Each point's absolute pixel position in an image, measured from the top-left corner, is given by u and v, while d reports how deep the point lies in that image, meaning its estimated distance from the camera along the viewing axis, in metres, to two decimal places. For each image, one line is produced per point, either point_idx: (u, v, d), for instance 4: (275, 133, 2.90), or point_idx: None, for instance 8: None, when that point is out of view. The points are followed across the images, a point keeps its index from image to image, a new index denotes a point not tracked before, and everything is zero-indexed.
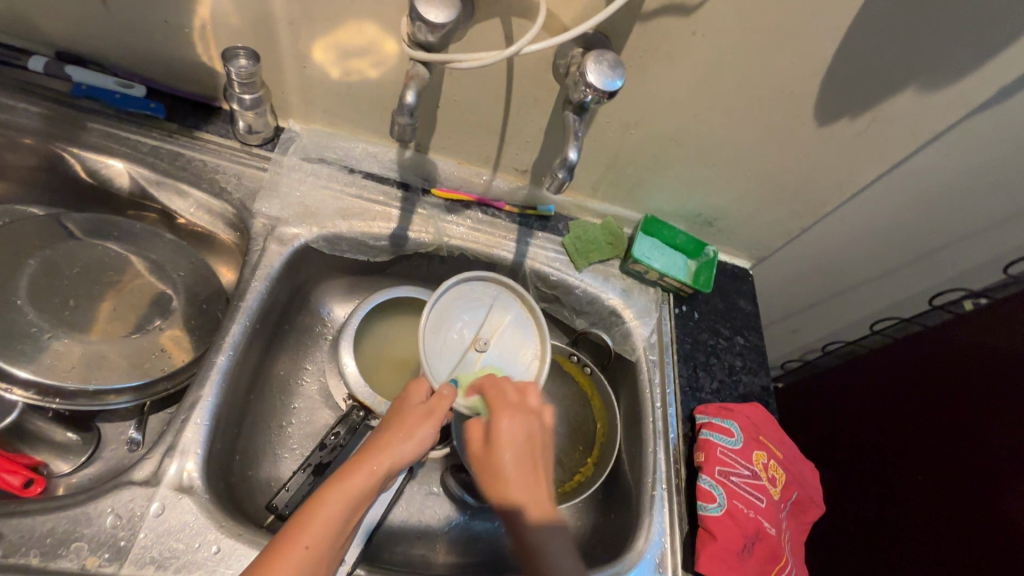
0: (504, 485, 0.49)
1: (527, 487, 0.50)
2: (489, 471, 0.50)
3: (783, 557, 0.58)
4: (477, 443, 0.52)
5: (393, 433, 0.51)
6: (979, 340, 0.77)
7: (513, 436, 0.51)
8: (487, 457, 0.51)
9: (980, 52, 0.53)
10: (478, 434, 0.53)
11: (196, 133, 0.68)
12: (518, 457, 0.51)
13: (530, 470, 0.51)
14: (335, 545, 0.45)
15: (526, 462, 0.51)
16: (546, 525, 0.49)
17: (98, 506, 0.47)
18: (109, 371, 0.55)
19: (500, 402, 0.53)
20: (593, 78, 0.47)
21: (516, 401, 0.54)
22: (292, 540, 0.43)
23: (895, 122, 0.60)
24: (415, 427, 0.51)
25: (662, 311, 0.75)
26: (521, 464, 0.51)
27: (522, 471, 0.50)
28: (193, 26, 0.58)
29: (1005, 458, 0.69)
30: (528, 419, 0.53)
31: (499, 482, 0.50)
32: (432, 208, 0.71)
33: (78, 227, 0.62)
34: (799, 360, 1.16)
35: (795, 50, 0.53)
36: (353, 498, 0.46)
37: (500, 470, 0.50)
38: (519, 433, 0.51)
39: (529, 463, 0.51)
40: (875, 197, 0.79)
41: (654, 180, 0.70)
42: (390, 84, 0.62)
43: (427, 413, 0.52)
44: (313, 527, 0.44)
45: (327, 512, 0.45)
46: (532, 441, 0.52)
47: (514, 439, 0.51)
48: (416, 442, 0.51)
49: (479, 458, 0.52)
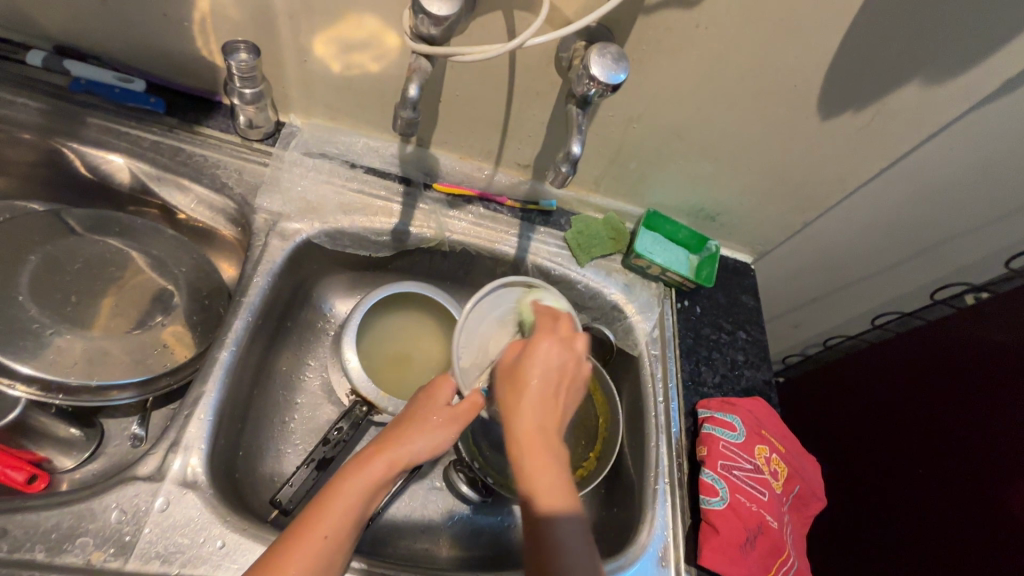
0: (524, 408, 0.48)
1: (545, 417, 0.48)
2: (514, 383, 0.50)
3: (785, 550, 0.58)
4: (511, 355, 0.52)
5: (415, 428, 0.50)
6: (982, 334, 0.77)
7: (548, 358, 0.51)
8: (513, 371, 0.50)
9: (984, 45, 0.52)
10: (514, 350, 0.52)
11: (197, 127, 0.67)
12: (542, 390, 0.49)
13: (547, 403, 0.49)
14: (351, 536, 0.45)
15: (550, 390, 0.50)
16: (551, 470, 0.47)
17: (102, 501, 0.47)
18: (111, 366, 0.55)
19: (544, 329, 0.54)
20: (597, 71, 0.47)
21: (565, 335, 0.54)
22: (310, 532, 0.43)
23: (898, 115, 0.60)
24: (435, 426, 0.51)
25: (664, 306, 0.74)
26: (547, 391, 0.50)
27: (545, 398, 0.49)
28: (192, 19, 0.58)
29: (1007, 451, 0.69)
30: (569, 350, 0.52)
31: (518, 396, 0.49)
32: (433, 203, 0.71)
33: (79, 222, 0.62)
34: (799, 355, 1.17)
35: (798, 43, 0.53)
36: (370, 491, 0.46)
37: (523, 387, 0.49)
38: (558, 357, 0.51)
39: (555, 390, 0.50)
40: (878, 192, 0.78)
41: (656, 174, 0.70)
42: (391, 79, 0.62)
43: (450, 415, 0.52)
44: (332, 517, 0.44)
45: (346, 501, 0.45)
46: (564, 371, 0.51)
47: (546, 364, 0.50)
48: (435, 439, 0.50)
49: (503, 374, 0.51)
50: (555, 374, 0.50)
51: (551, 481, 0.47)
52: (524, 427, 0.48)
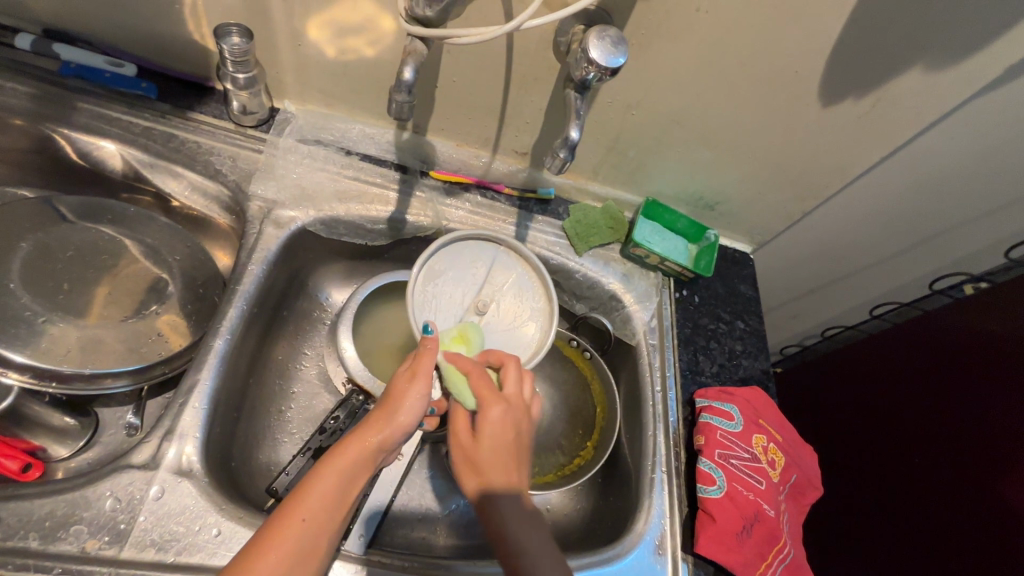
0: (483, 484, 0.47)
1: (508, 481, 0.47)
2: (470, 462, 0.48)
3: (781, 539, 0.59)
4: (462, 436, 0.49)
5: (387, 403, 0.50)
6: (981, 324, 0.77)
7: (500, 423, 0.48)
8: (468, 452, 0.48)
9: (989, 31, 0.52)
10: (464, 427, 0.50)
11: (189, 113, 0.66)
12: (499, 447, 0.48)
13: (510, 467, 0.48)
14: (334, 517, 0.45)
15: (507, 459, 0.48)
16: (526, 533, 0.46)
17: (97, 490, 0.47)
18: (104, 355, 0.55)
19: (485, 393, 0.49)
20: (596, 54, 0.46)
21: (512, 391, 0.51)
22: (289, 516, 0.43)
23: (901, 102, 0.59)
24: (405, 393, 0.50)
25: (662, 295, 0.74)
26: (505, 459, 0.48)
27: (504, 467, 0.48)
28: (183, 2, 0.57)
29: (1005, 441, 0.69)
30: (515, 410, 0.50)
31: (482, 475, 0.47)
32: (430, 191, 0.70)
33: (71, 210, 0.61)
34: (797, 345, 1.17)
35: (801, 28, 0.52)
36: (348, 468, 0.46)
37: (482, 464, 0.47)
38: (506, 426, 0.48)
39: (514, 459, 0.48)
40: (879, 181, 0.78)
41: (656, 162, 0.70)
42: (386, 63, 0.61)
43: (414, 376, 0.51)
44: (309, 500, 0.44)
45: (323, 484, 0.45)
46: (517, 437, 0.49)
47: (497, 436, 0.48)
48: (408, 413, 0.49)
49: (460, 455, 0.49)
50: (507, 431, 0.49)
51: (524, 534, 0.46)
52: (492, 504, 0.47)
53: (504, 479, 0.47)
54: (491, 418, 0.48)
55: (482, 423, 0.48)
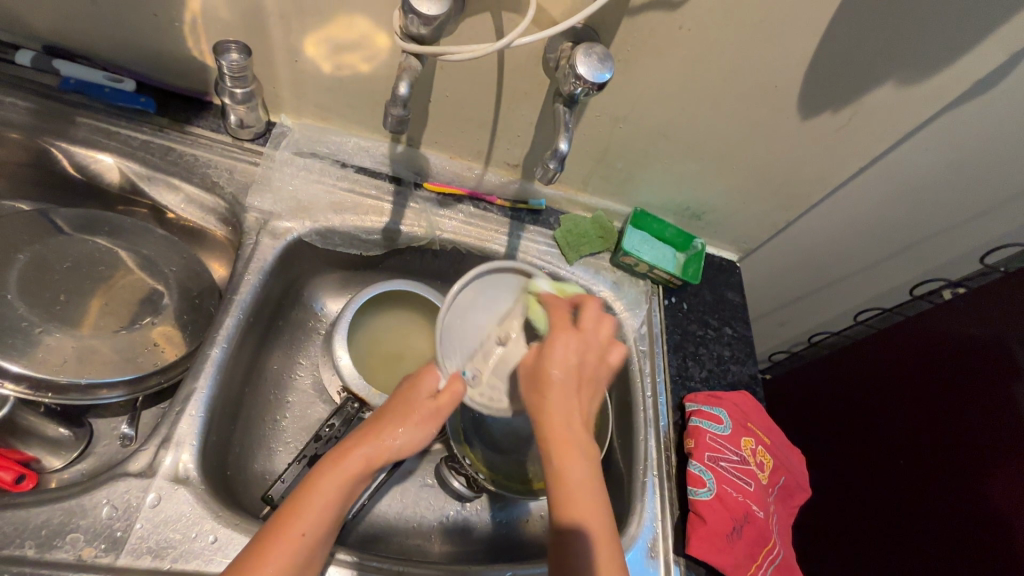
0: (542, 402, 0.51)
1: (565, 402, 0.50)
2: (535, 384, 0.52)
3: (771, 539, 0.60)
4: (529, 361, 0.54)
5: (396, 420, 0.50)
6: (960, 329, 0.79)
7: (566, 350, 0.53)
8: (536, 371, 0.53)
9: (954, 48, 0.55)
10: (534, 351, 0.54)
11: (187, 127, 0.67)
12: (565, 375, 0.52)
13: (574, 394, 0.51)
14: (329, 532, 0.45)
15: (569, 383, 0.52)
16: (577, 461, 0.48)
17: (94, 497, 0.47)
18: (99, 365, 0.55)
19: (560, 325, 0.55)
20: (583, 70, 0.48)
21: (590, 331, 0.55)
22: (288, 529, 0.43)
23: (874, 116, 0.62)
24: (411, 416, 0.50)
25: (652, 303, 0.76)
26: (566, 386, 0.52)
27: (564, 388, 0.51)
28: (184, 20, 0.58)
29: (987, 443, 0.71)
30: (584, 341, 0.54)
31: (542, 396, 0.51)
32: (424, 202, 0.72)
33: (67, 222, 0.62)
34: (785, 352, 1.19)
35: (777, 46, 0.55)
36: (345, 487, 0.47)
37: (544, 380, 0.51)
38: (571, 356, 0.53)
39: (574, 384, 0.52)
40: (858, 191, 0.80)
41: (643, 174, 0.72)
42: (381, 79, 0.62)
43: (433, 407, 0.51)
44: (308, 514, 0.44)
45: (323, 497, 0.45)
46: (580, 367, 0.53)
47: (565, 359, 0.53)
48: (414, 436, 0.50)
49: (527, 374, 0.53)
50: (575, 358, 0.53)
51: (576, 466, 0.48)
52: (549, 423, 0.50)
53: (568, 408, 0.51)
54: (562, 342, 0.53)
55: (550, 351, 0.53)
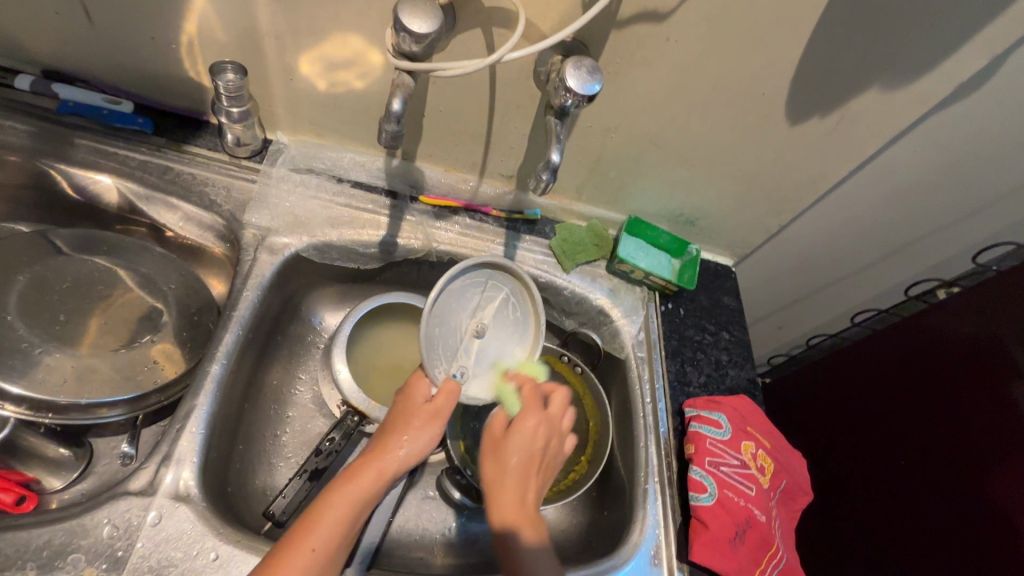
0: (499, 470, 0.51)
1: (523, 478, 0.51)
2: (496, 457, 0.52)
3: (774, 544, 0.60)
4: (495, 428, 0.55)
5: (401, 431, 0.51)
6: (956, 328, 0.80)
7: (535, 432, 0.54)
8: (499, 444, 0.53)
9: (937, 52, 0.56)
10: (500, 422, 0.55)
11: (185, 146, 0.68)
12: (526, 457, 0.52)
13: (531, 474, 0.52)
14: (341, 547, 0.45)
15: (530, 457, 0.52)
16: (529, 533, 0.49)
17: (94, 517, 0.47)
18: (99, 384, 0.55)
19: (530, 404, 0.56)
20: (573, 82, 0.49)
21: (555, 414, 0.57)
22: (298, 546, 0.43)
23: (862, 120, 0.63)
24: (414, 426, 0.51)
25: (649, 309, 0.76)
26: (526, 458, 0.52)
27: (523, 463, 0.52)
28: (180, 42, 0.59)
29: (989, 442, 0.71)
30: (551, 433, 0.55)
31: (501, 468, 0.51)
32: (420, 215, 0.73)
33: (66, 242, 0.62)
34: (785, 355, 1.19)
35: (763, 54, 0.56)
36: (357, 500, 0.47)
37: (505, 454, 0.52)
38: (538, 439, 0.53)
39: (533, 462, 0.53)
40: (849, 194, 0.81)
41: (636, 182, 0.73)
42: (376, 95, 0.63)
43: (433, 411, 0.52)
44: (320, 530, 0.44)
45: (334, 514, 0.45)
46: (542, 452, 0.54)
47: (530, 439, 0.53)
48: (419, 443, 0.51)
49: (488, 445, 0.54)
50: (540, 441, 0.54)
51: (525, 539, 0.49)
52: (501, 496, 0.50)
53: (524, 489, 0.51)
54: (530, 424, 0.54)
55: (518, 427, 0.54)
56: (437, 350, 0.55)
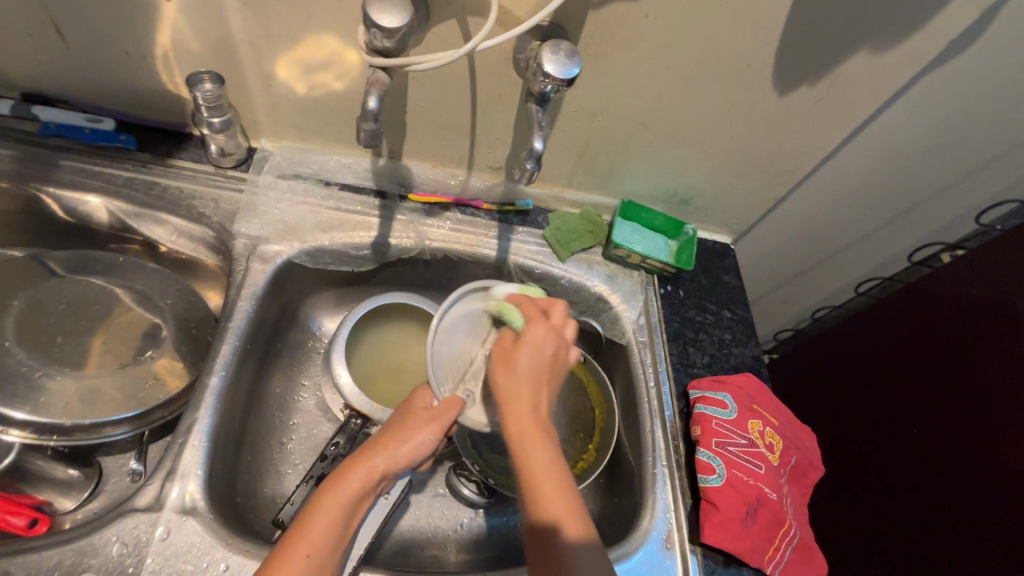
0: (512, 395, 0.47)
1: (535, 392, 0.48)
2: (505, 360, 0.49)
3: (786, 521, 0.59)
4: (502, 348, 0.51)
5: (399, 433, 0.50)
6: (964, 291, 0.78)
7: (540, 344, 0.50)
8: (506, 353, 0.50)
9: (924, 11, 0.54)
10: (507, 337, 0.52)
11: (169, 161, 0.68)
12: (535, 368, 0.49)
13: (542, 386, 0.48)
14: (333, 552, 0.45)
15: (535, 372, 0.49)
16: (545, 449, 0.45)
17: (103, 536, 0.47)
18: (100, 404, 0.56)
19: (533, 316, 0.53)
20: (551, 68, 0.48)
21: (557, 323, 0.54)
22: (289, 552, 0.43)
23: (852, 86, 0.61)
24: (416, 429, 0.51)
25: (648, 293, 0.75)
26: (535, 375, 0.49)
27: (533, 378, 0.49)
28: (155, 55, 0.59)
29: (1003, 405, 0.70)
30: (558, 340, 0.51)
31: (512, 375, 0.48)
32: (410, 213, 0.72)
33: (61, 264, 0.63)
34: (791, 330, 1.18)
35: (746, 25, 0.54)
36: (351, 499, 0.47)
37: (516, 365, 0.48)
38: (549, 341, 0.50)
39: (543, 374, 0.49)
40: (846, 161, 0.80)
41: (626, 165, 0.72)
42: (355, 95, 0.63)
43: (431, 416, 0.51)
44: (312, 536, 0.44)
45: (326, 518, 0.45)
46: (553, 359, 0.50)
47: (535, 351, 0.49)
48: (416, 446, 0.50)
49: (495, 355, 0.51)
50: (552, 351, 0.50)
51: (539, 448, 0.45)
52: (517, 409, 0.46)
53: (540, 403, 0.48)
54: (536, 330, 0.51)
55: (529, 335, 0.50)
56: (443, 370, 0.56)
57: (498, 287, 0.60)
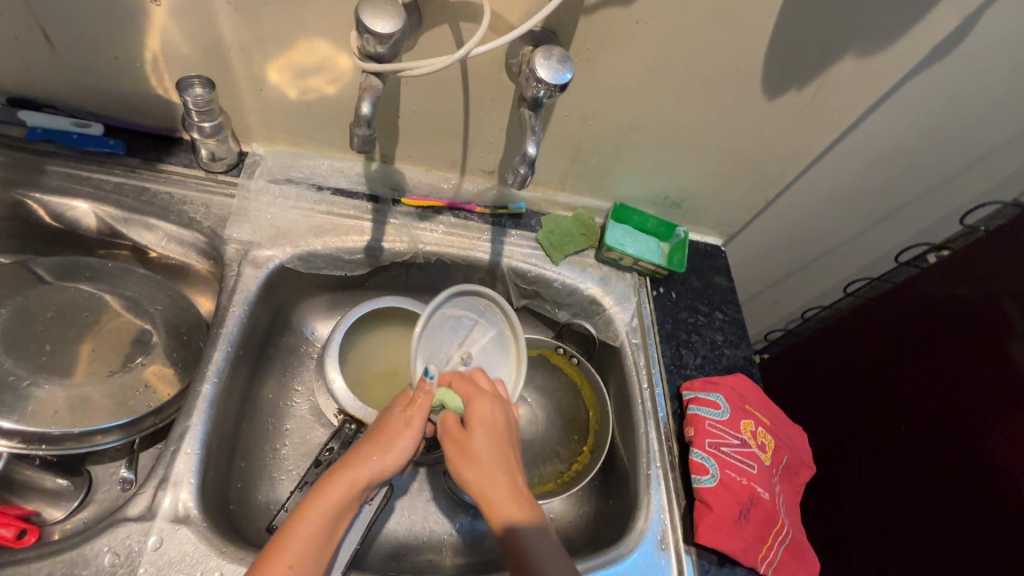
0: (484, 475, 0.47)
1: (500, 468, 0.47)
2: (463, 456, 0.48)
3: (779, 520, 0.60)
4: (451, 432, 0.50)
5: (385, 437, 0.50)
6: (949, 291, 0.80)
7: (486, 417, 0.50)
8: (460, 443, 0.49)
9: (908, 17, 0.55)
10: (453, 423, 0.50)
11: (159, 165, 0.68)
12: (493, 443, 0.49)
13: (503, 453, 0.49)
14: (317, 561, 0.45)
15: (496, 446, 0.49)
16: (529, 517, 0.46)
17: (95, 546, 0.47)
18: (89, 412, 0.55)
19: (471, 389, 0.52)
20: (544, 73, 0.48)
21: (480, 390, 0.52)
22: (274, 561, 0.43)
23: (839, 90, 0.62)
24: (400, 433, 0.50)
25: (640, 295, 0.76)
26: (494, 449, 0.48)
27: (496, 455, 0.48)
28: (144, 59, 0.58)
29: (990, 404, 0.71)
30: (500, 403, 0.52)
31: (477, 466, 0.47)
32: (403, 217, 0.72)
33: (48, 270, 0.62)
34: (781, 330, 1.19)
35: (735, 30, 0.55)
36: (333, 511, 0.46)
37: (474, 454, 0.48)
38: (493, 414, 0.50)
39: (499, 448, 0.49)
40: (834, 163, 0.81)
41: (618, 168, 0.72)
42: (347, 100, 0.63)
43: (413, 420, 0.50)
44: (294, 545, 0.44)
45: (310, 527, 0.45)
46: (504, 425, 0.51)
47: (487, 420, 0.50)
48: (402, 451, 0.49)
49: (454, 453, 0.49)
50: (496, 419, 0.50)
51: (523, 513, 0.46)
52: (486, 494, 0.46)
53: (508, 476, 0.48)
54: (482, 401, 0.50)
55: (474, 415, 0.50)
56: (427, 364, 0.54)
57: (484, 294, 0.59)
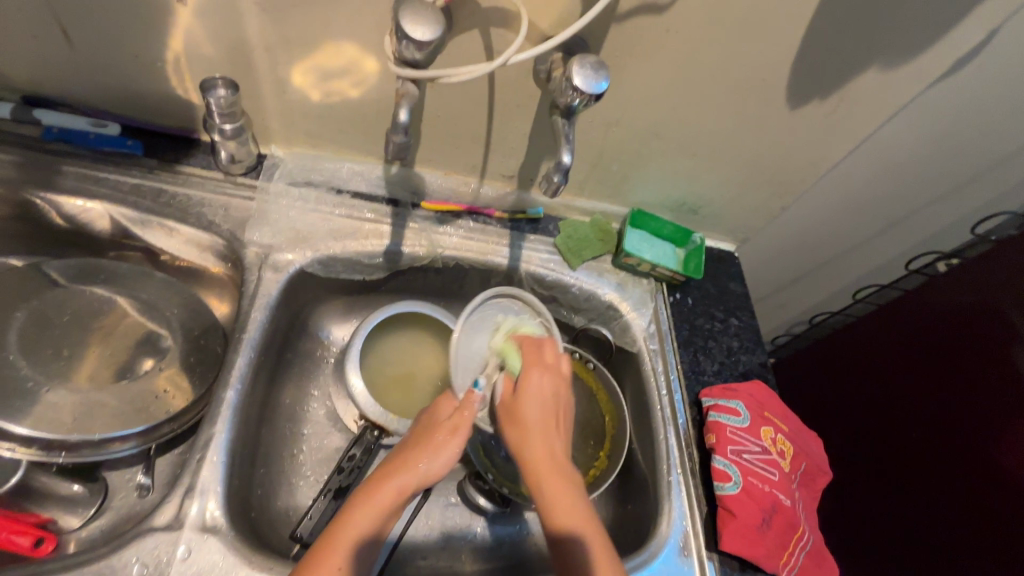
0: (527, 439, 0.51)
1: (549, 439, 0.51)
2: (514, 421, 0.52)
3: (800, 526, 0.60)
4: (506, 397, 0.54)
5: (426, 447, 0.50)
6: (958, 299, 0.81)
7: (541, 391, 0.53)
8: (512, 406, 0.53)
9: (934, 30, 0.56)
10: (506, 386, 0.54)
11: (177, 166, 0.67)
12: (541, 419, 0.52)
13: (552, 429, 0.52)
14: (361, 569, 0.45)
15: (547, 416, 0.52)
16: (569, 495, 0.48)
17: (122, 557, 0.46)
18: (109, 419, 0.54)
19: (531, 359, 0.55)
20: (579, 82, 0.48)
21: (553, 363, 0.56)
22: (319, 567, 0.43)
23: (860, 102, 0.63)
24: (443, 441, 0.50)
25: (657, 301, 0.76)
26: (545, 424, 0.52)
27: (545, 425, 0.52)
28: (166, 59, 0.57)
29: (995, 410, 0.73)
30: (559, 384, 0.55)
31: (522, 430, 0.51)
32: (423, 221, 0.71)
33: (63, 272, 0.60)
34: (786, 335, 1.21)
35: (764, 41, 0.55)
36: (379, 517, 0.47)
37: (522, 419, 0.52)
38: (546, 391, 0.54)
39: (553, 420, 0.52)
40: (848, 172, 0.82)
41: (638, 174, 0.72)
42: (370, 103, 0.62)
43: (453, 428, 0.51)
44: (342, 552, 0.44)
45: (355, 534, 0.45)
46: (555, 404, 0.54)
47: (540, 392, 0.53)
48: (443, 458, 0.50)
49: (504, 415, 0.53)
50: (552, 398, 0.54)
51: (560, 489, 0.49)
52: (531, 457, 0.50)
53: (554, 451, 0.51)
54: (536, 380, 0.54)
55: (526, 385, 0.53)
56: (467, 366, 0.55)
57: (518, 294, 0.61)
